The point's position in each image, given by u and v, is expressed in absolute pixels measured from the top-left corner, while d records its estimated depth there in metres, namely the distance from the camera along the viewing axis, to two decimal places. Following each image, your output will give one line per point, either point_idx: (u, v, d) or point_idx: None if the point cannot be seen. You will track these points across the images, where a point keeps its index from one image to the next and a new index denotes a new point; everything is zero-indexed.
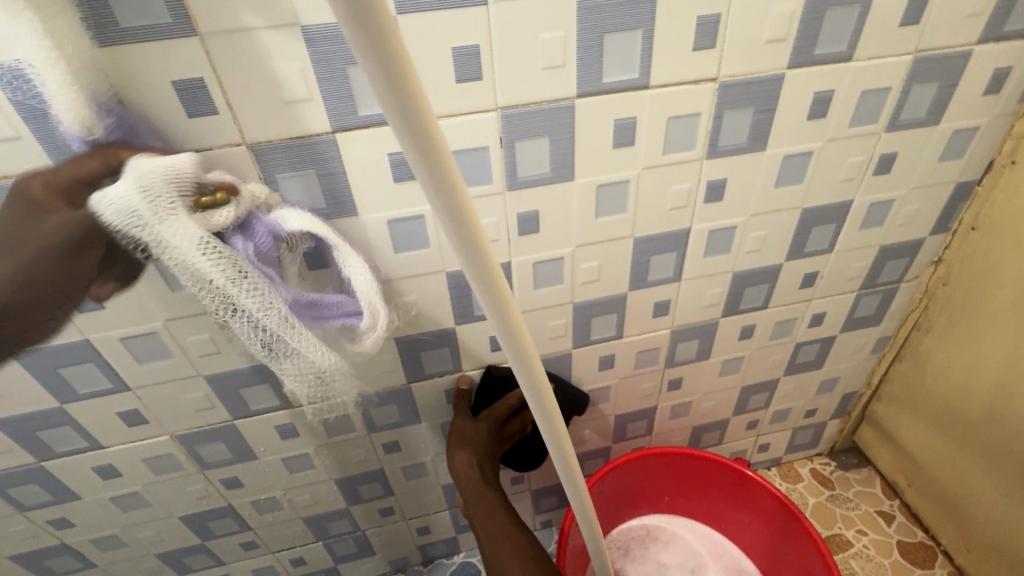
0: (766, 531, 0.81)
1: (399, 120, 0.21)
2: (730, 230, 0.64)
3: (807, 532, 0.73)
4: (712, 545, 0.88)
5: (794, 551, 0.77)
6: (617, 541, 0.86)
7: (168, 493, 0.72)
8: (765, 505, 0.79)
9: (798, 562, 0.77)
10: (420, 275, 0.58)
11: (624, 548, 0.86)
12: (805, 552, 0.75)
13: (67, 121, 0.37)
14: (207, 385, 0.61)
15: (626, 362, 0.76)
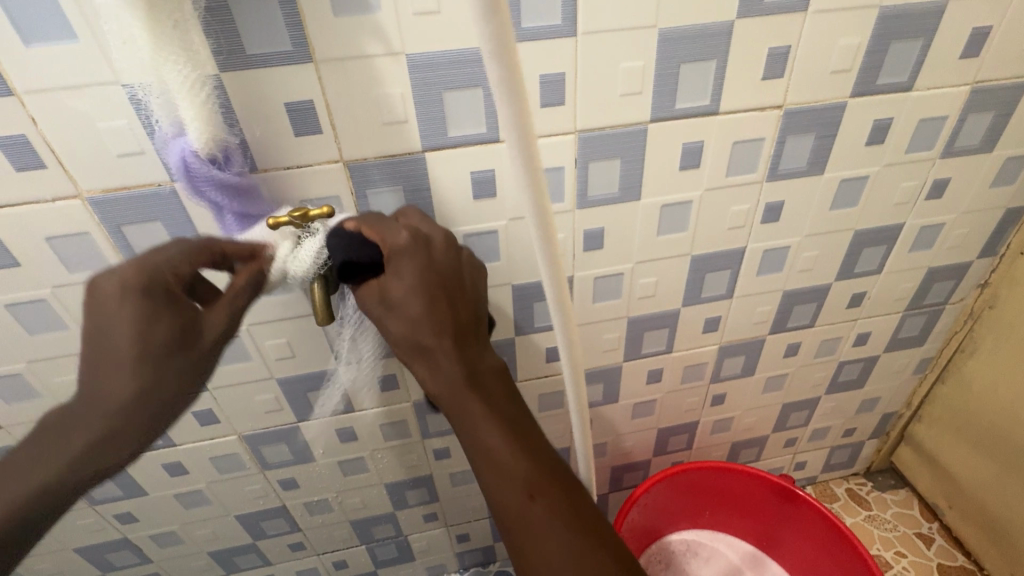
0: (810, 548, 0.82)
1: (511, 126, 0.26)
2: (784, 250, 0.66)
3: (856, 550, 0.74)
4: (752, 562, 0.88)
5: (840, 569, 0.78)
6: (658, 555, 0.87)
7: (227, 491, 0.74)
8: (811, 522, 0.80)
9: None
10: (487, 288, 0.60)
11: (664, 561, 0.86)
12: (853, 569, 0.76)
13: (193, 136, 0.40)
14: (279, 388, 0.64)
15: (674, 376, 0.78)
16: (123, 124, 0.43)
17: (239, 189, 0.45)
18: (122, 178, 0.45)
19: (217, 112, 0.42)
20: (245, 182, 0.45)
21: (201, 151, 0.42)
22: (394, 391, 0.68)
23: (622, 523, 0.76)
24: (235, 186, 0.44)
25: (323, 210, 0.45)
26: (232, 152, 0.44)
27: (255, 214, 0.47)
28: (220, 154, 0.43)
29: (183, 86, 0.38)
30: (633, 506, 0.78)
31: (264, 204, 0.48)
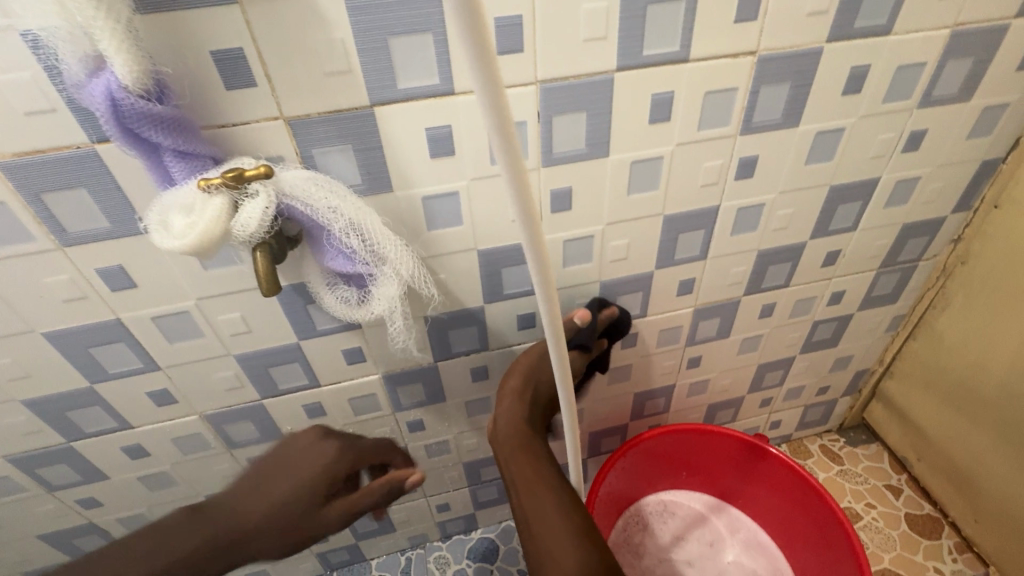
0: (783, 504, 0.83)
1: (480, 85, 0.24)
2: (759, 208, 0.64)
3: (826, 503, 0.75)
4: (729, 520, 0.89)
5: (811, 523, 0.79)
6: (635, 516, 0.88)
7: (195, 472, 0.72)
8: (784, 478, 0.81)
9: (815, 532, 0.79)
10: (451, 254, 0.58)
11: (642, 522, 0.88)
12: (824, 522, 0.77)
13: (116, 64, 0.35)
14: (237, 365, 0.61)
15: (649, 341, 0.77)
16: (26, 78, 0.38)
17: (181, 130, 0.39)
18: (32, 141, 0.41)
19: (140, 45, 0.36)
20: (186, 122, 0.39)
21: (130, 87, 0.36)
22: (360, 364, 0.66)
23: (598, 486, 0.77)
24: (177, 126, 0.39)
25: (261, 170, 0.39)
26: (163, 91, 0.38)
27: (199, 156, 0.41)
28: (152, 90, 0.37)
29: (95, 11, 0.33)
30: (609, 470, 0.79)
31: (205, 146, 0.42)
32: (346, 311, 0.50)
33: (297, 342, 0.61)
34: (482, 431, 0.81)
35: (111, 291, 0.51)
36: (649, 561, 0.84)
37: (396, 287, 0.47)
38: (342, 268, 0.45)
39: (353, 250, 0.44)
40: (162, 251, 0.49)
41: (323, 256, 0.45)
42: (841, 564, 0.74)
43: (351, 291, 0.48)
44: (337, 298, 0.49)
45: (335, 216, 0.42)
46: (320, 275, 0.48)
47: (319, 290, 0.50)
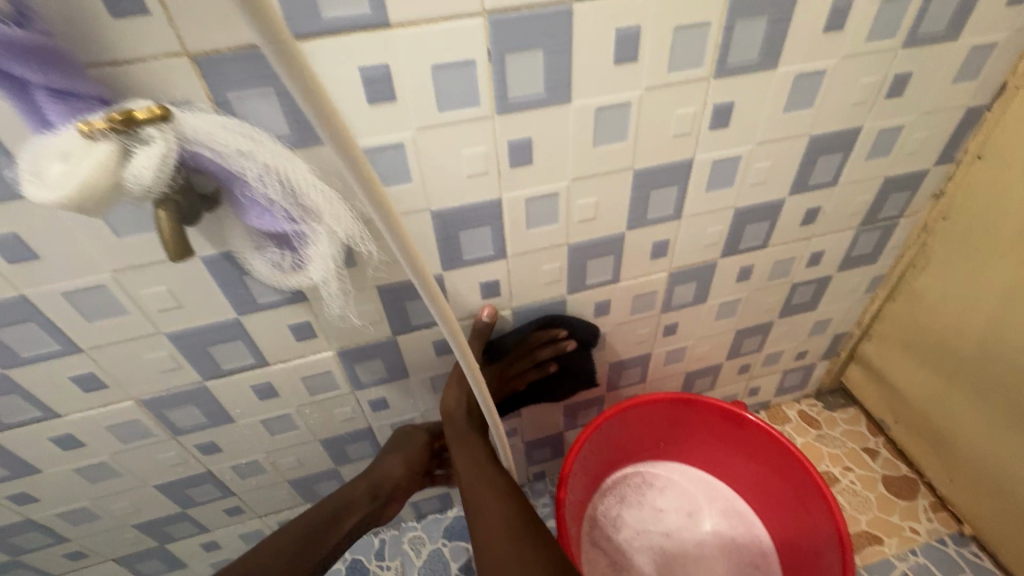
0: (762, 472, 0.81)
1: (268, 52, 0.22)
2: (735, 161, 0.60)
3: (805, 470, 0.74)
4: (708, 488, 0.87)
5: (790, 490, 0.78)
6: (612, 489, 0.85)
7: (139, 461, 0.67)
8: (763, 445, 0.79)
9: (793, 499, 0.78)
10: (401, 215, 0.52)
11: (619, 495, 0.85)
12: (802, 489, 0.75)
13: None
14: (171, 344, 0.56)
15: (623, 308, 0.73)
16: None
17: (56, 63, 0.32)
18: None
19: None
20: (62, 53, 0.33)
21: None
22: (311, 340, 0.61)
23: (572, 460, 0.74)
24: (50, 58, 0.32)
25: (154, 112, 0.34)
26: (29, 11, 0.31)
27: (81, 96, 0.34)
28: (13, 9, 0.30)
29: None
30: (584, 444, 0.76)
31: (88, 83, 0.35)
32: (281, 277, 0.45)
33: (237, 317, 0.56)
34: None
35: (8, 264, 0.45)
36: (627, 534, 0.82)
37: (331, 248, 0.42)
38: (268, 228, 0.40)
39: (278, 208, 0.39)
40: (63, 215, 0.43)
41: (246, 215, 0.40)
42: (819, 530, 0.73)
43: (283, 255, 0.43)
44: (267, 262, 0.44)
45: (253, 163, 0.37)
46: (247, 236, 0.43)
47: (249, 254, 0.44)
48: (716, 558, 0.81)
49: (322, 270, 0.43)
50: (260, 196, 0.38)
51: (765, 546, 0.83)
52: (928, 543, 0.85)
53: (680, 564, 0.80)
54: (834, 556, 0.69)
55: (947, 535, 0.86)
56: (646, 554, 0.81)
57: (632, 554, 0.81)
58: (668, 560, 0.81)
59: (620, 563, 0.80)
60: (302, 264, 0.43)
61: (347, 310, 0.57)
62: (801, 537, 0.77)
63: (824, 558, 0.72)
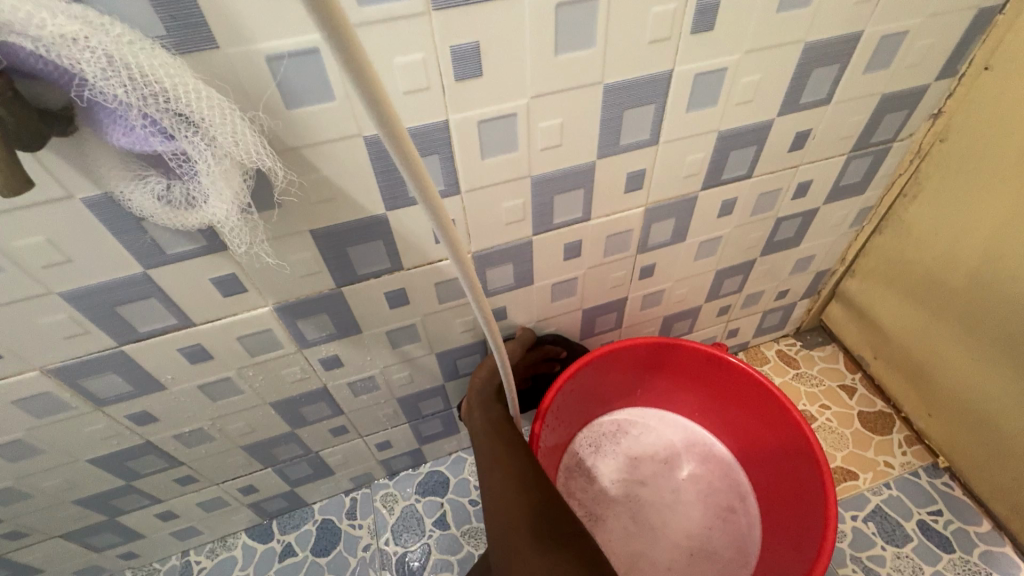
0: (742, 415, 0.79)
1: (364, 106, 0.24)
2: (720, 74, 0.52)
3: (784, 407, 0.71)
4: (686, 434, 0.85)
5: (768, 431, 0.75)
6: (588, 439, 0.83)
7: (64, 436, 0.60)
8: (740, 387, 0.76)
9: (771, 440, 0.75)
10: (328, 142, 0.44)
11: (596, 444, 0.83)
12: (782, 427, 0.73)
13: None
14: (70, 305, 0.48)
15: (595, 250, 0.66)
16: None
17: None
18: None
19: None
20: None
21: None
22: (241, 296, 0.53)
23: (544, 411, 0.70)
24: None
25: None
26: None
27: None
28: None
29: None
30: (557, 392, 0.72)
31: None
32: (173, 214, 0.37)
33: (144, 272, 0.48)
34: (412, 363, 0.72)
35: None
36: (603, 484, 0.80)
37: (227, 169, 0.34)
38: (138, 148, 0.31)
39: (144, 117, 0.30)
40: None
41: (104, 132, 0.31)
42: (801, 468, 0.70)
43: (167, 184, 0.35)
44: (150, 196, 0.36)
45: (97, 57, 0.28)
46: (118, 165, 0.35)
47: (124, 188, 0.36)
48: (693, 503, 0.79)
49: (223, 198, 0.35)
50: (117, 102, 0.30)
51: (744, 487, 0.80)
52: (901, 477, 0.86)
53: (656, 511, 0.78)
54: (817, 493, 0.67)
55: (920, 467, 0.86)
56: (622, 502, 0.78)
57: (607, 503, 0.78)
58: (644, 508, 0.78)
59: (595, 513, 0.77)
60: (196, 194, 0.35)
61: (260, 249, 0.49)
62: (781, 478, 0.74)
63: (806, 496, 0.69)
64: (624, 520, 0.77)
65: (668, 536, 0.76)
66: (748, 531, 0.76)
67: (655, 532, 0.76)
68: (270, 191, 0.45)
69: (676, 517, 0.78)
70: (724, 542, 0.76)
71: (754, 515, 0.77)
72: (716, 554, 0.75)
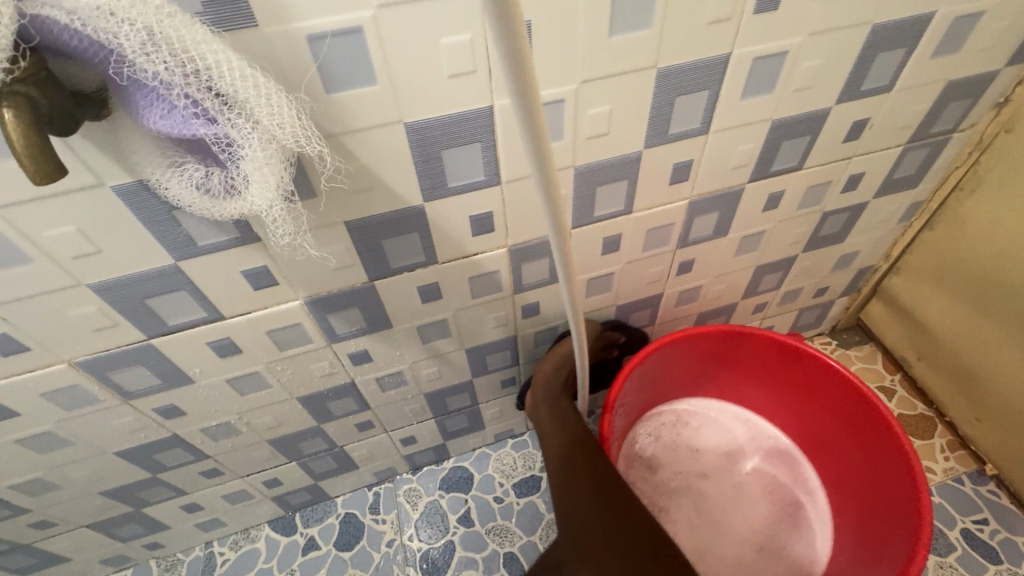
0: (811, 409, 0.75)
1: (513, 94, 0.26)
2: (779, 58, 0.49)
3: (865, 403, 0.67)
4: (748, 427, 0.82)
5: (841, 427, 0.72)
6: (646, 429, 0.80)
7: (91, 429, 0.59)
8: (813, 380, 0.72)
9: (846, 437, 0.71)
10: (368, 129, 0.41)
11: (654, 434, 0.80)
12: (860, 424, 0.69)
13: None
14: (100, 298, 0.46)
15: (634, 244, 0.64)
16: None
17: None
18: None
19: None
20: None
21: None
22: (272, 289, 0.51)
23: (613, 397, 0.67)
24: None
25: None
26: None
27: None
28: None
29: None
30: (623, 381, 0.69)
31: None
32: (211, 205, 0.35)
33: (175, 264, 0.46)
34: (442, 359, 0.70)
35: None
36: (664, 475, 0.77)
37: (269, 155, 0.31)
38: (177, 131, 0.29)
39: (185, 98, 0.28)
40: None
41: (143, 114, 0.29)
42: (881, 466, 0.66)
43: (205, 172, 0.32)
44: (188, 184, 0.33)
45: (135, 31, 0.26)
46: (155, 153, 0.32)
47: (161, 176, 0.33)
48: (759, 497, 0.76)
49: (264, 188, 0.33)
50: (157, 80, 0.28)
51: (812, 483, 0.77)
52: (944, 483, 0.82)
53: (720, 504, 0.76)
54: (901, 494, 0.63)
55: (964, 474, 0.83)
56: (684, 494, 0.76)
57: (669, 494, 0.76)
58: (708, 500, 0.76)
59: (657, 504, 0.75)
60: (235, 183, 0.33)
61: (302, 241, 0.47)
62: (857, 476, 0.70)
63: (886, 496, 0.65)
64: (688, 511, 0.75)
65: (732, 529, 0.74)
66: (818, 528, 0.74)
67: (719, 525, 0.74)
68: (315, 179, 0.43)
69: (741, 509, 0.75)
70: (792, 537, 0.73)
71: (824, 511, 0.75)
72: (786, 549, 0.72)
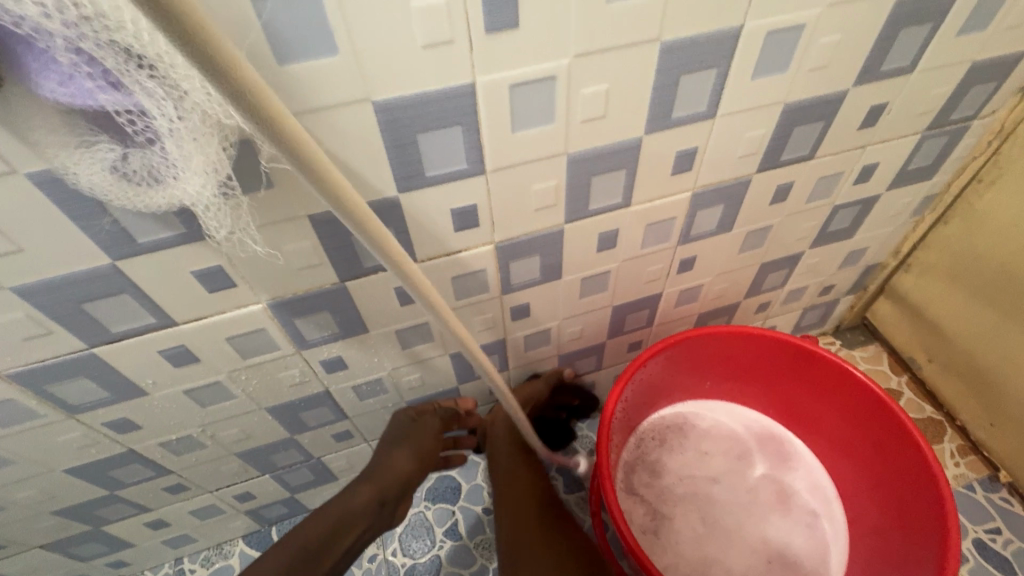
0: (825, 413, 0.71)
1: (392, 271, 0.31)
2: (795, 33, 0.44)
3: (890, 412, 0.62)
4: (757, 431, 0.77)
5: (859, 435, 0.67)
6: (649, 433, 0.75)
7: (34, 446, 0.54)
8: (831, 383, 0.68)
9: (864, 445, 0.67)
10: (330, 109, 0.36)
11: (658, 439, 0.75)
12: (882, 433, 0.64)
13: None
14: (28, 303, 0.40)
15: (632, 240, 0.59)
16: None
17: None
18: None
19: None
20: None
21: None
22: (230, 291, 0.46)
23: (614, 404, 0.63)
24: None
25: None
26: None
27: None
28: None
29: None
30: (627, 382, 0.65)
31: None
32: (128, 189, 0.30)
33: (113, 264, 0.40)
34: (425, 364, 0.64)
35: None
36: (667, 481, 0.72)
37: (196, 131, 0.27)
38: (77, 101, 0.25)
39: (85, 59, 0.23)
40: None
41: (31, 80, 0.24)
42: (904, 479, 0.62)
43: (119, 151, 0.28)
44: (98, 166, 0.28)
45: None
46: (57, 129, 0.27)
47: (69, 159, 0.28)
48: (771, 505, 0.71)
49: (200, 171, 0.29)
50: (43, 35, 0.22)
51: (828, 492, 0.72)
52: (956, 490, 0.79)
53: (731, 512, 0.71)
54: (927, 508, 0.59)
55: (976, 480, 0.79)
56: (690, 501, 0.71)
57: (674, 502, 0.71)
58: (716, 507, 0.71)
59: (660, 512, 0.70)
60: (163, 164, 0.29)
61: (242, 232, 0.40)
62: (878, 486, 0.66)
63: (911, 513, 0.61)
64: (695, 520, 0.70)
65: (743, 540, 0.69)
66: (833, 537, 0.70)
67: (728, 536, 0.69)
68: (258, 158, 0.36)
69: (752, 517, 0.70)
70: (806, 548, 0.69)
71: (839, 520, 0.71)
72: (798, 562, 0.68)
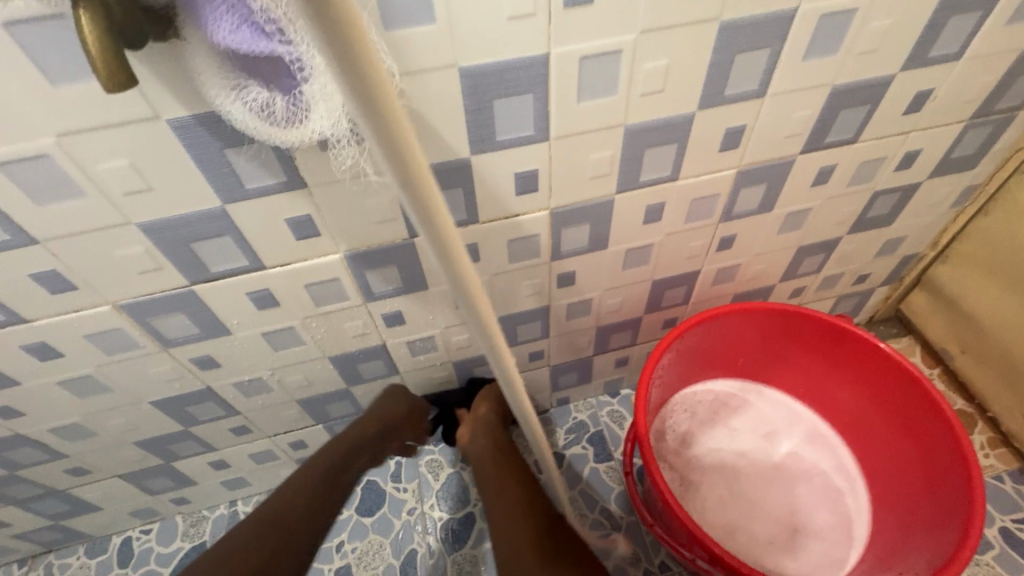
0: (856, 393, 0.73)
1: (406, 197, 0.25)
2: (847, 17, 0.47)
3: (923, 393, 0.64)
4: (789, 412, 0.80)
5: (893, 413, 0.69)
6: (681, 405, 0.78)
7: (129, 375, 0.60)
8: (864, 365, 0.70)
9: (893, 424, 0.69)
10: (423, 72, 0.41)
11: (689, 412, 0.78)
12: (913, 414, 0.66)
13: None
14: (147, 237, 0.46)
15: (676, 215, 0.62)
16: None
17: None
18: None
19: None
20: None
21: None
22: (314, 240, 0.51)
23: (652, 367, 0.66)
24: None
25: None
26: None
27: None
28: None
29: None
30: (664, 352, 0.68)
31: None
32: (269, 127, 0.36)
33: (221, 206, 0.46)
34: None
35: None
36: (697, 452, 0.76)
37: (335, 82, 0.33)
38: (245, 49, 0.30)
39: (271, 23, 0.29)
40: None
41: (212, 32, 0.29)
42: (931, 456, 0.64)
43: (272, 96, 0.34)
44: (251, 106, 0.34)
45: None
46: (218, 73, 0.33)
47: (224, 99, 0.34)
48: (797, 481, 0.74)
49: (330, 110, 0.35)
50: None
51: (851, 471, 0.75)
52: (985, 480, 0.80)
53: (755, 484, 0.74)
54: (954, 485, 0.60)
55: (1004, 472, 0.80)
56: (719, 470, 0.74)
57: (703, 469, 0.75)
58: (740, 480, 0.74)
59: (689, 479, 0.74)
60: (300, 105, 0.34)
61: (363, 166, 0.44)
62: (903, 464, 0.68)
63: (937, 485, 0.63)
64: (719, 489, 0.73)
65: (765, 511, 0.72)
66: (856, 514, 0.72)
67: (751, 505, 0.72)
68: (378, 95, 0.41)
69: (774, 492, 0.73)
70: (829, 523, 0.71)
71: (864, 498, 0.73)
72: (817, 531, 0.71)
